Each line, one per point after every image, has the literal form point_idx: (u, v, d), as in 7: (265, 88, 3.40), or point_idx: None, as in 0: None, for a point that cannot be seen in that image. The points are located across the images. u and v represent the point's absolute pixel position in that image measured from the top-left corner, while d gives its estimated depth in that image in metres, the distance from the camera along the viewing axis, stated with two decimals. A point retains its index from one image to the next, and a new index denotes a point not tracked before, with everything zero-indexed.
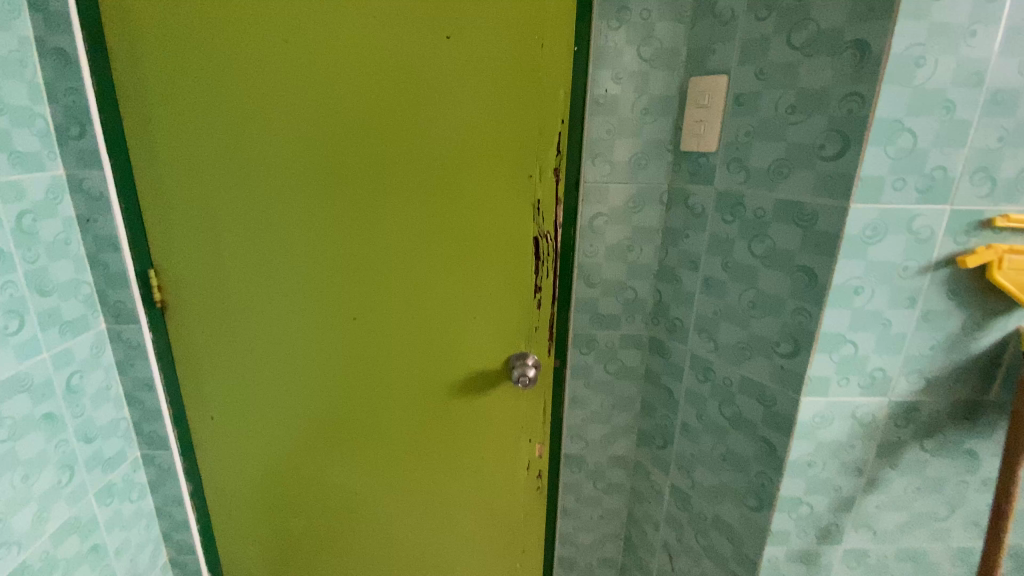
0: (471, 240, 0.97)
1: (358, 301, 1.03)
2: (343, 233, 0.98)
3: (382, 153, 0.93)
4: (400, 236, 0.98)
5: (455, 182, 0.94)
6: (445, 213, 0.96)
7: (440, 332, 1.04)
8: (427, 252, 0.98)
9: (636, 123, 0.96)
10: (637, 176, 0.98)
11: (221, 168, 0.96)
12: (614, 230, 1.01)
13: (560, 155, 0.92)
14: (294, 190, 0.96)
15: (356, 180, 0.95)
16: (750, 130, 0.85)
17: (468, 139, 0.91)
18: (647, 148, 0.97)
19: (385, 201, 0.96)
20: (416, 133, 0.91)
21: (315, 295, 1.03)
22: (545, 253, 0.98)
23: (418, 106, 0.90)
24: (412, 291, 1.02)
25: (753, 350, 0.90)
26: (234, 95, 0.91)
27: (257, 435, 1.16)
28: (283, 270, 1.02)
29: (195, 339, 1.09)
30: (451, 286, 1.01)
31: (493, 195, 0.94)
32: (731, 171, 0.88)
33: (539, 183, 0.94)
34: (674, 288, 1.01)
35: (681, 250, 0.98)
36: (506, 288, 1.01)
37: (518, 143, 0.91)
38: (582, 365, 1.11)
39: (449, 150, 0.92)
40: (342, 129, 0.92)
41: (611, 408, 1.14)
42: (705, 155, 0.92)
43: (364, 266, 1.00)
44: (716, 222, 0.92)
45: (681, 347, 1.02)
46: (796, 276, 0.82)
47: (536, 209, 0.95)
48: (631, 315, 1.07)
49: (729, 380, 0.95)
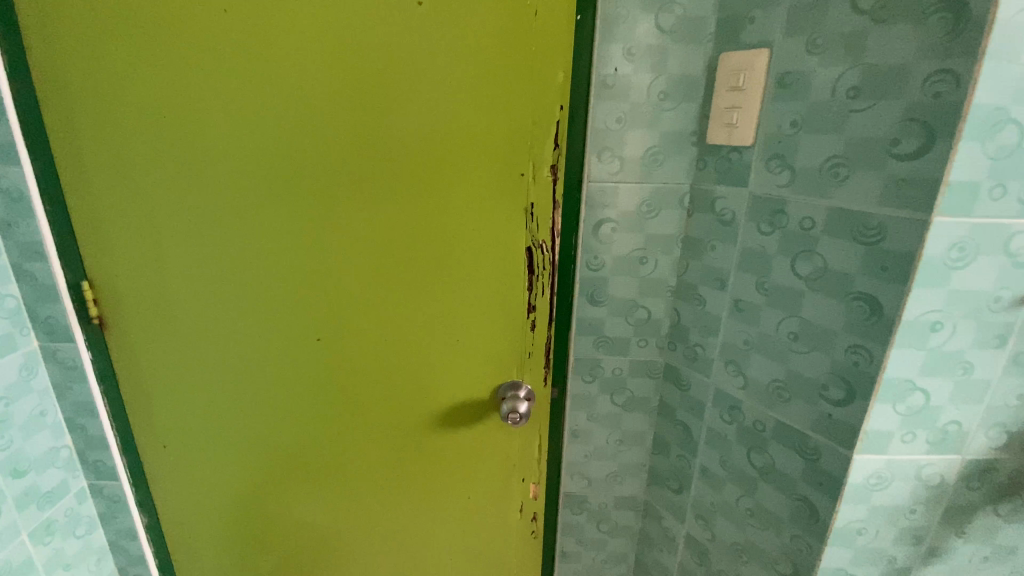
0: (457, 255, 0.81)
1: (325, 325, 0.87)
2: (303, 248, 0.82)
3: (346, 152, 0.76)
4: (371, 251, 0.81)
5: (436, 186, 0.77)
6: (424, 224, 0.79)
7: (422, 361, 0.89)
8: (405, 269, 0.82)
9: (652, 110, 0.78)
10: (653, 175, 0.81)
11: (155, 171, 0.79)
12: (625, 239, 0.84)
13: (559, 149, 0.75)
14: (244, 197, 0.80)
15: (316, 184, 0.78)
16: (797, 119, 0.67)
17: (450, 133, 0.75)
18: (666, 141, 0.79)
19: (353, 209, 0.79)
20: (387, 127, 0.74)
21: (275, 319, 0.88)
22: (540, 268, 0.82)
23: (388, 93, 0.73)
24: (388, 315, 0.86)
25: (793, 393, 0.73)
26: (162, 81, 0.73)
27: (216, 467, 1.02)
28: (237, 290, 0.86)
29: (145, 363, 0.95)
30: (434, 309, 0.85)
31: (481, 201, 0.78)
32: (772, 171, 0.71)
33: (532, 184, 0.77)
34: (695, 310, 0.84)
35: (705, 265, 0.81)
36: (495, 309, 0.85)
37: (509, 136, 0.75)
38: (585, 395, 0.94)
39: (428, 147, 0.75)
40: (296, 122, 0.75)
41: (618, 444, 0.98)
42: (737, 151, 0.74)
43: (331, 285, 0.84)
44: (750, 234, 0.75)
45: (702, 379, 0.86)
46: (852, 305, 0.65)
47: (529, 215, 0.79)
48: (643, 339, 0.90)
49: (761, 424, 0.78)
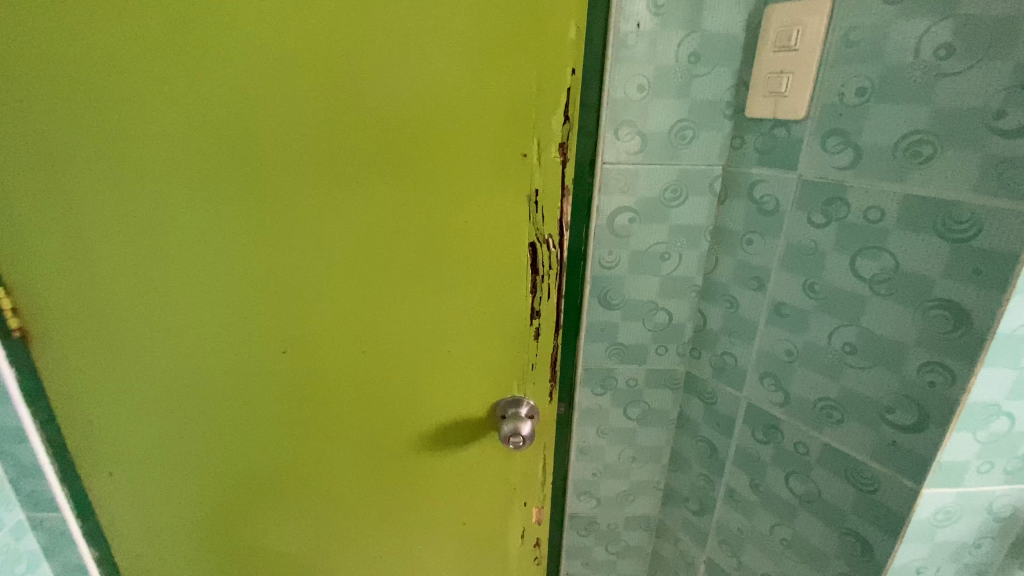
0: (449, 253, 0.67)
1: (288, 347, 0.71)
2: (255, 256, 0.64)
3: (303, 132, 0.58)
4: (342, 254, 0.65)
5: (421, 172, 0.61)
6: (408, 220, 0.64)
7: (409, 379, 0.75)
8: (385, 274, 0.67)
9: (681, 76, 0.64)
10: (679, 155, 0.68)
11: (49, 148, 0.58)
12: (645, 231, 0.71)
13: (569, 124, 0.60)
14: (170, 196, 0.61)
15: (266, 175, 0.60)
16: (867, 86, 0.54)
17: (438, 105, 0.58)
18: (697, 113, 0.66)
19: (315, 205, 0.62)
20: (357, 98, 0.57)
21: (224, 342, 0.71)
22: (546, 268, 0.68)
23: (356, 56, 0.55)
24: (366, 330, 0.70)
25: (847, 413, 0.62)
26: (36, 42, 0.53)
27: (167, 501, 0.86)
28: (170, 311, 0.68)
29: (63, 396, 0.77)
30: (421, 318, 0.70)
31: (475, 189, 0.63)
32: (829, 150, 0.58)
33: (537, 167, 0.62)
34: (725, 313, 0.73)
35: (740, 261, 0.69)
36: (492, 317, 0.71)
37: (509, 107, 0.59)
38: (595, 409, 0.83)
39: (410, 125, 0.59)
40: (234, 96, 0.56)
41: (631, 460, 0.87)
42: (784, 125, 0.61)
43: (293, 298, 0.68)
44: (797, 225, 0.62)
45: (731, 392, 0.75)
46: (930, 315, 0.53)
47: (533, 205, 0.64)
48: (662, 345, 0.79)
49: (804, 447, 0.67)
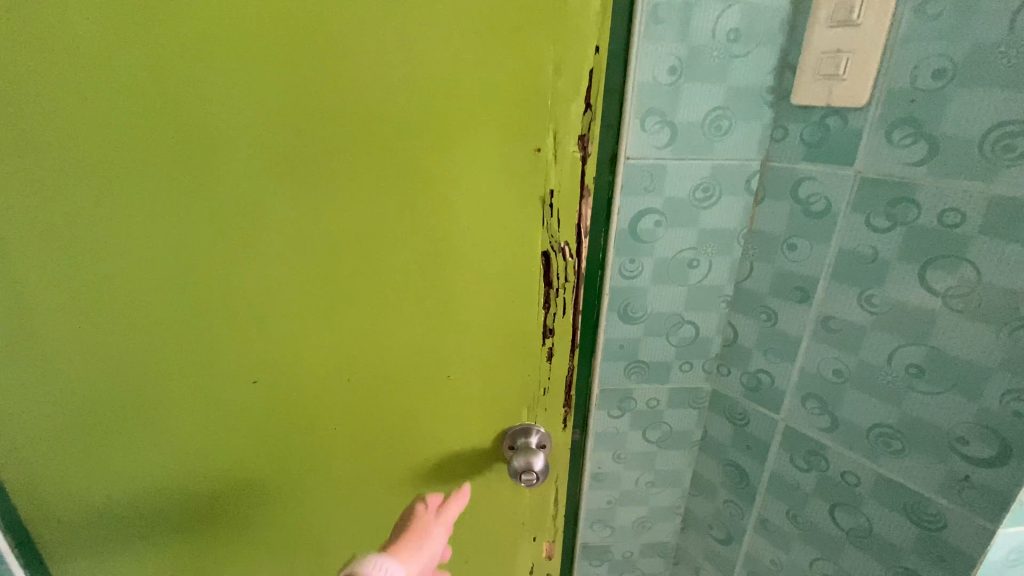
0: (429, 304, 0.47)
1: (195, 447, 0.50)
2: (141, 321, 0.44)
3: (211, 138, 0.39)
4: (276, 310, 0.45)
5: (388, 192, 0.42)
6: (372, 260, 0.45)
7: (374, 471, 0.54)
8: (341, 336, 0.47)
9: (718, 57, 0.55)
10: (713, 149, 0.59)
11: None
12: (671, 236, 0.63)
13: (591, 110, 0.42)
14: (28, 226, 0.40)
15: (155, 204, 0.40)
16: (948, 67, 0.46)
17: (414, 94, 0.39)
18: (735, 101, 0.57)
19: (230, 243, 0.42)
20: (296, 87, 0.38)
21: (121, 435, 0.48)
22: (560, 294, 0.50)
23: (300, 24, 0.37)
24: (315, 414, 0.50)
25: (909, 443, 0.55)
26: None
27: None
28: (16, 402, 0.46)
29: None
30: (392, 390, 0.51)
31: (465, 213, 0.44)
32: (895, 143, 0.50)
33: (552, 168, 0.44)
34: (761, 328, 0.65)
35: (779, 270, 0.61)
36: (488, 377, 0.53)
37: (515, 94, 0.41)
38: (611, 433, 0.74)
39: (374, 123, 0.40)
40: (103, 86, 0.36)
41: (649, 486, 0.79)
42: (839, 114, 0.53)
43: (202, 379, 0.47)
44: (853, 229, 0.54)
45: (766, 414, 0.67)
46: (1019, 336, 0.46)
47: (546, 217, 0.46)
48: (687, 362, 0.70)
49: (854, 477, 0.60)
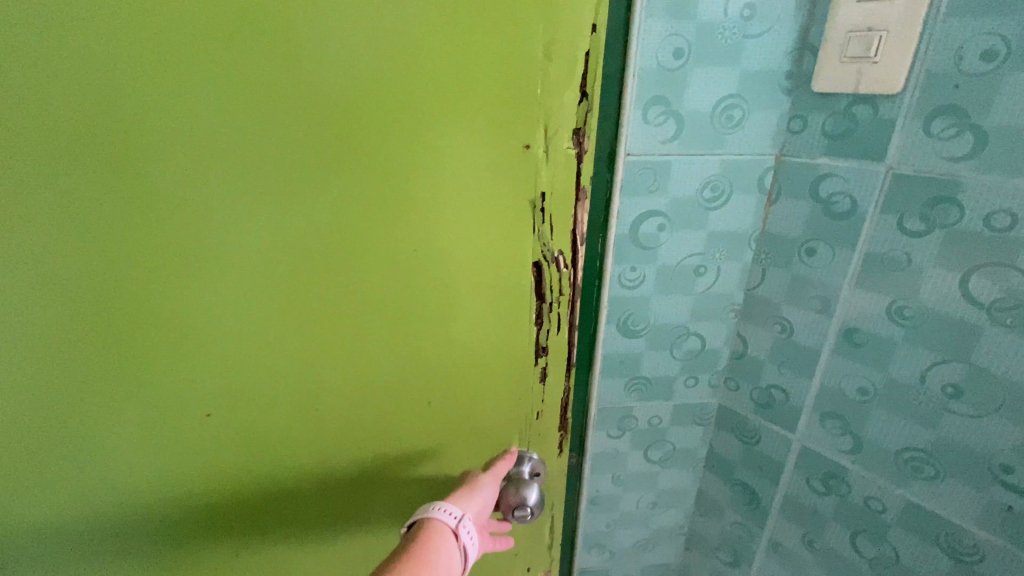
0: (392, 341, 0.39)
1: (95, 523, 0.40)
2: (18, 369, 0.34)
3: (95, 137, 0.30)
4: (196, 357, 0.36)
5: (337, 207, 0.34)
6: (322, 289, 0.36)
7: (338, 528, 0.46)
8: (285, 385, 0.38)
9: (730, 37, 0.48)
10: (724, 143, 0.52)
11: None
12: (677, 241, 0.56)
13: (587, 99, 0.35)
14: None
15: (24, 221, 0.31)
16: (1000, 47, 0.40)
17: (368, 84, 0.31)
18: (748, 88, 0.50)
19: (124, 273, 0.32)
20: (214, 75, 0.29)
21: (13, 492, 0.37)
22: (552, 311, 0.42)
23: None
24: (254, 478, 0.41)
25: (944, 468, 0.49)
26: None
27: None
28: None
29: None
30: (353, 445, 0.42)
31: (433, 228, 0.36)
32: (934, 135, 0.44)
33: (542, 169, 0.36)
34: (775, 339, 0.59)
35: (796, 276, 0.55)
36: (469, 423, 0.44)
37: (495, 83, 0.33)
38: (610, 453, 0.68)
39: (318, 121, 0.32)
40: None
41: (651, 507, 0.73)
42: (868, 102, 0.47)
43: (102, 442, 0.37)
44: (883, 231, 0.48)
45: (780, 432, 0.61)
46: None
47: (535, 225, 0.38)
48: (692, 376, 0.64)
49: (879, 503, 0.55)
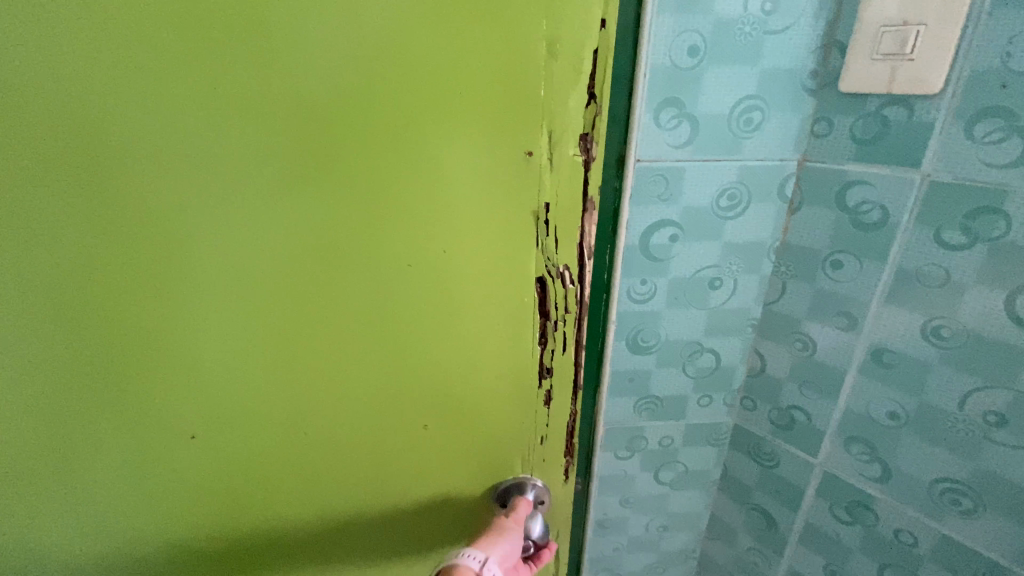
0: (381, 372, 0.35)
1: (60, 560, 0.37)
2: None
3: (42, 148, 0.27)
4: (162, 388, 0.33)
5: (318, 225, 0.30)
6: (301, 315, 0.32)
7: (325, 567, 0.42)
8: (262, 419, 0.35)
9: (750, 34, 0.44)
10: (741, 147, 0.48)
11: None
12: (690, 252, 0.52)
13: (596, 101, 0.31)
14: None
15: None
16: None
17: (348, 87, 0.28)
18: (769, 88, 0.47)
19: (82, 294, 0.30)
20: (173, 75, 0.26)
21: None
22: (557, 335, 0.37)
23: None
24: (230, 519, 0.37)
25: (982, 501, 0.45)
26: None
27: None
28: None
29: None
30: (339, 483, 0.38)
31: (424, 247, 0.32)
32: (977, 140, 0.40)
33: (545, 180, 0.32)
34: (796, 357, 0.55)
35: (819, 291, 0.51)
36: (468, 459, 0.40)
37: (490, 85, 0.29)
38: (619, 475, 0.64)
39: (291, 128, 0.28)
40: None
41: (661, 530, 0.69)
42: (902, 103, 0.43)
43: (63, 477, 0.34)
44: (918, 243, 0.44)
45: (801, 456, 0.57)
46: None
47: (536, 239, 0.34)
48: (706, 394, 0.61)
49: (909, 536, 0.50)
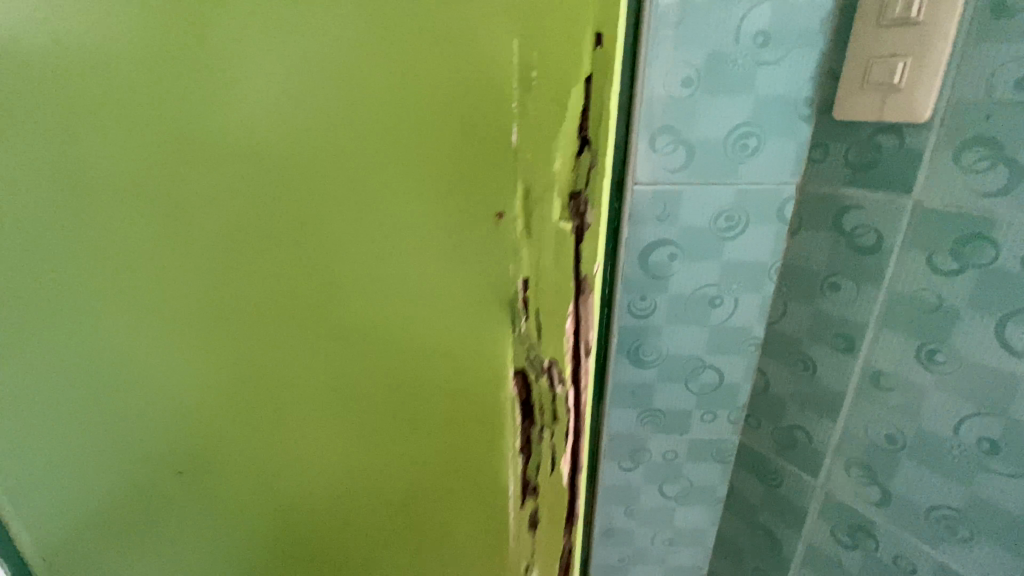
0: (363, 453, 0.33)
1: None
2: None
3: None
4: (114, 466, 0.31)
5: (260, 283, 0.28)
6: (251, 375, 0.30)
7: None
8: (198, 491, 0.33)
9: (743, 64, 0.47)
10: (738, 171, 0.50)
11: None
12: (688, 271, 0.54)
13: (588, 148, 0.25)
14: None
15: None
16: None
17: (293, 144, 0.25)
18: (764, 116, 0.49)
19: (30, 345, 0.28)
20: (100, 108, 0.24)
21: None
22: (546, 433, 0.33)
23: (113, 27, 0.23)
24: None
25: (978, 531, 0.44)
26: None
27: None
28: None
29: None
30: (299, 550, 0.35)
31: (382, 343, 0.30)
32: (965, 167, 0.41)
33: (519, 250, 0.28)
34: (797, 378, 0.56)
35: (818, 312, 0.52)
36: (438, 536, 0.36)
37: (457, 149, 0.25)
38: (622, 485, 0.66)
39: (228, 196, 0.26)
40: None
41: (667, 545, 0.70)
42: (894, 131, 0.44)
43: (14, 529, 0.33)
44: (911, 268, 0.45)
45: (803, 477, 0.57)
46: None
47: (514, 325, 0.29)
48: (709, 411, 0.62)
49: (908, 564, 0.50)
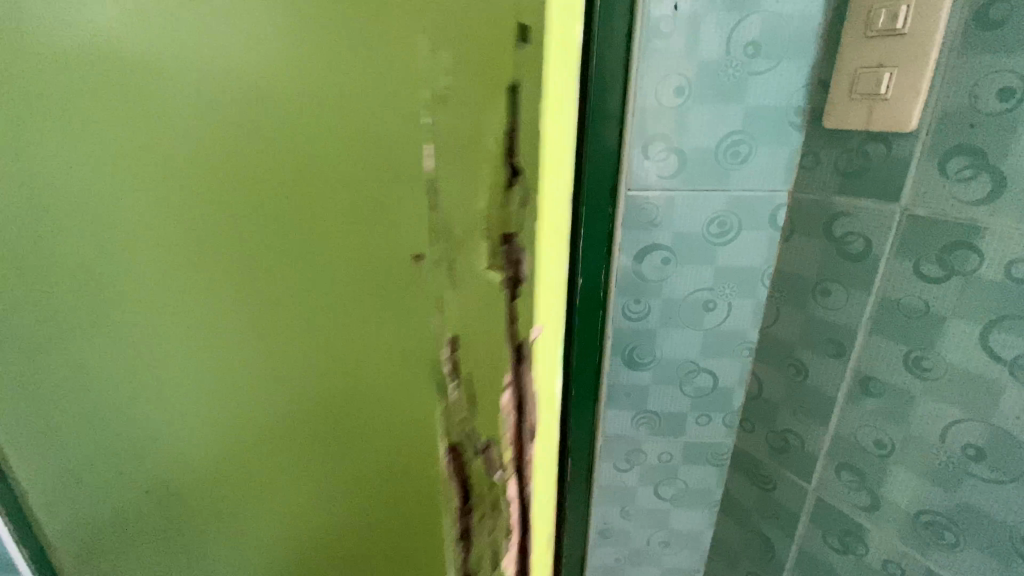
0: (326, 499, 0.31)
1: None
2: None
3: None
4: (87, 469, 0.32)
5: (202, 305, 0.27)
6: (198, 394, 0.29)
7: None
8: (158, 500, 0.33)
9: (733, 74, 0.48)
10: (729, 178, 0.51)
11: None
12: (681, 276, 0.56)
13: (513, 176, 0.18)
14: None
15: None
16: (1016, 86, 0.37)
17: (219, 169, 0.23)
18: (755, 124, 0.50)
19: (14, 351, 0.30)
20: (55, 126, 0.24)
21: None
22: (484, 524, 0.25)
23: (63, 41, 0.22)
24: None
25: (964, 536, 0.44)
26: None
27: None
28: None
29: None
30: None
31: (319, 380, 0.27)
32: (950, 177, 0.41)
33: (442, 295, 0.22)
34: (790, 382, 0.56)
35: (809, 318, 0.53)
36: None
37: (379, 207, 0.22)
38: (618, 487, 0.67)
39: (170, 219, 0.25)
40: None
41: (663, 546, 0.71)
42: (881, 140, 0.45)
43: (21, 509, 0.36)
44: (898, 275, 0.45)
45: (796, 481, 0.58)
46: None
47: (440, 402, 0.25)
48: (704, 414, 0.62)
49: (897, 568, 0.50)
